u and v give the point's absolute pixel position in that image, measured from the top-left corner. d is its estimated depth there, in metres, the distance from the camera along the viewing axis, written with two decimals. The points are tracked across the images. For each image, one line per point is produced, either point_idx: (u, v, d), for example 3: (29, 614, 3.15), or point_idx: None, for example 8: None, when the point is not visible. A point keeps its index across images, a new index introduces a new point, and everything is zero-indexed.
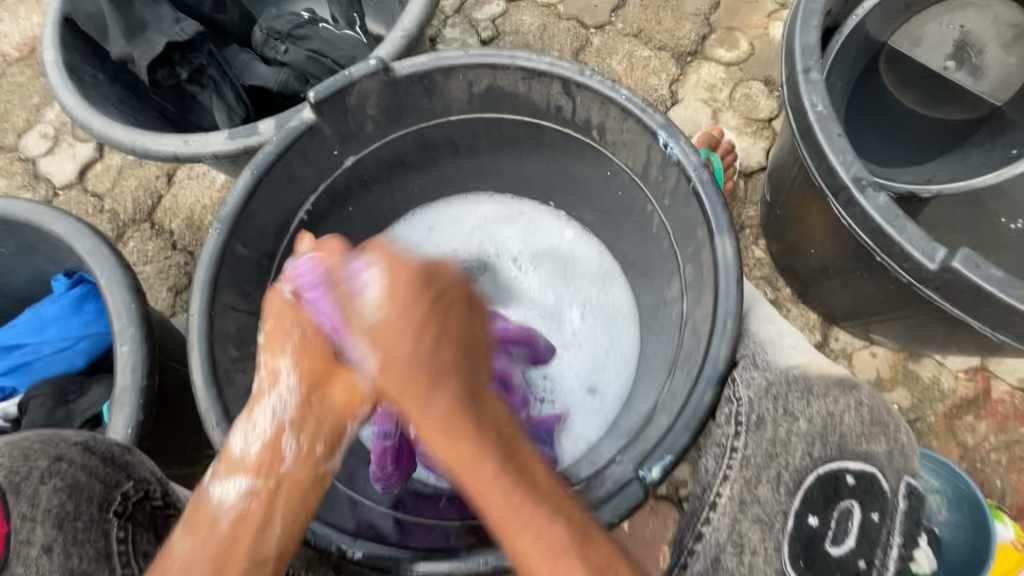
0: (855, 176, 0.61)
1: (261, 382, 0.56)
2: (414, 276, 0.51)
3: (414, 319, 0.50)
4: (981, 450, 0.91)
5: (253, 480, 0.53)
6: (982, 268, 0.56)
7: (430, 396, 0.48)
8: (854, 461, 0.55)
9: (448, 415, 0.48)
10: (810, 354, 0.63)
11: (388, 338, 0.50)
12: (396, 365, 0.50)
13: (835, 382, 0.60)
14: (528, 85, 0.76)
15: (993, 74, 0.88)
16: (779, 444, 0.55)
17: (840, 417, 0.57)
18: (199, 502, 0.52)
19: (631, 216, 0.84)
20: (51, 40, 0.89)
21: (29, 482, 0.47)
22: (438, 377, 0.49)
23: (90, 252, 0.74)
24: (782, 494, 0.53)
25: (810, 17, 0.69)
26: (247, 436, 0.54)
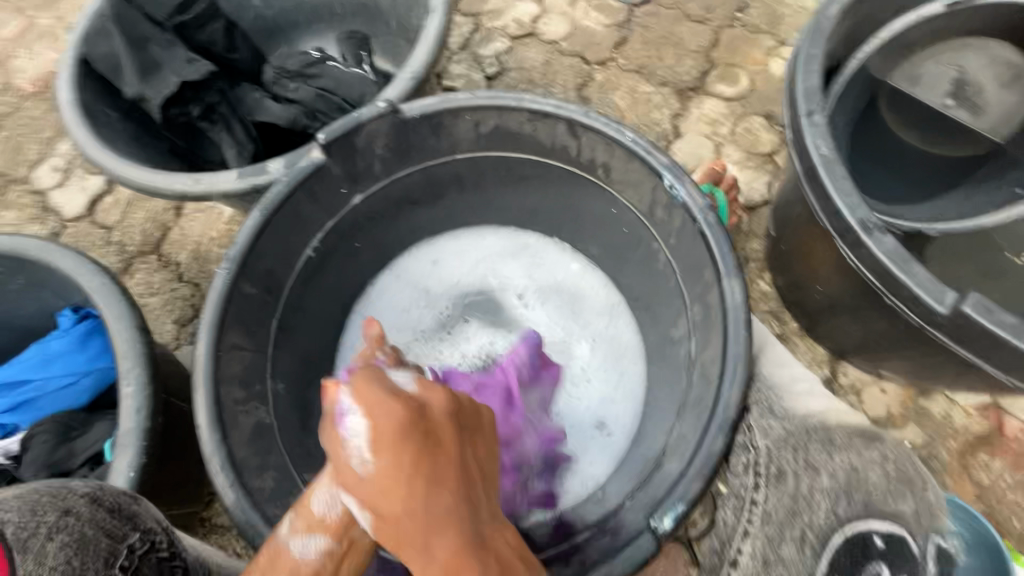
0: (861, 218, 0.62)
1: (339, 461, 0.54)
2: (401, 421, 0.45)
3: (403, 464, 0.44)
4: (996, 490, 0.89)
5: (331, 541, 0.53)
6: (995, 314, 0.55)
7: (433, 546, 0.43)
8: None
9: (452, 570, 0.42)
10: (828, 401, 0.68)
11: (382, 491, 0.45)
12: (397, 526, 0.44)
13: (862, 433, 0.64)
14: (534, 125, 0.77)
15: (992, 112, 0.87)
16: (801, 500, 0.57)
17: (867, 472, 0.70)
18: (275, 552, 0.52)
19: (636, 252, 0.84)
20: (68, 81, 0.91)
21: (36, 539, 0.38)
22: (433, 525, 0.43)
23: (99, 291, 0.74)
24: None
25: (810, 62, 0.70)
26: (330, 499, 0.53)
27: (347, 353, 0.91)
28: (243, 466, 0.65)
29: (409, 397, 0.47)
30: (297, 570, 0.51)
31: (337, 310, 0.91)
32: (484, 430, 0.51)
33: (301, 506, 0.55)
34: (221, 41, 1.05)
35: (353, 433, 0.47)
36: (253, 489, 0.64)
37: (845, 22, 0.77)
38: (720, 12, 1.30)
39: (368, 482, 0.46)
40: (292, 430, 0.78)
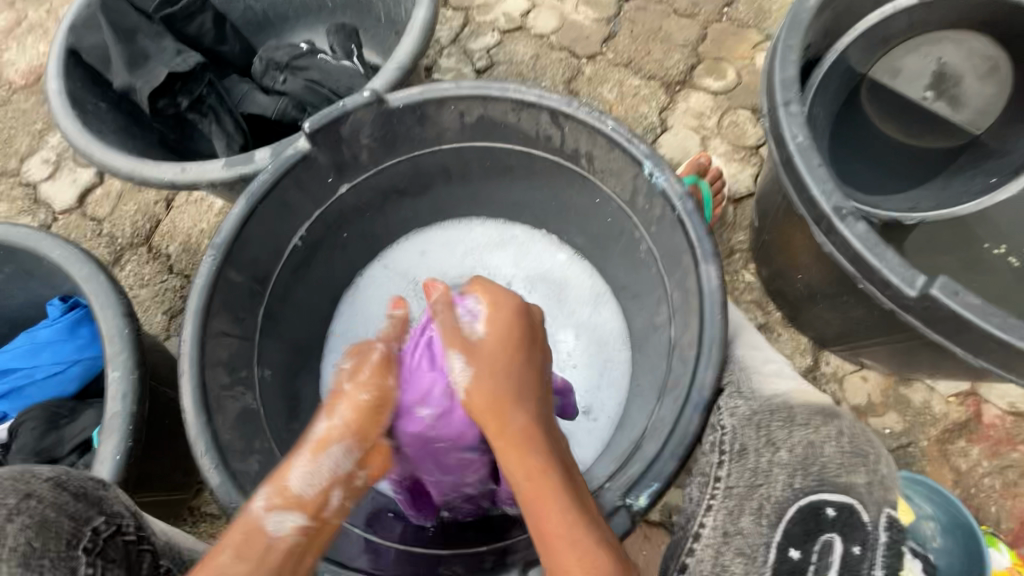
0: (835, 205, 0.63)
1: (331, 427, 0.57)
2: (515, 312, 0.62)
3: (510, 342, 0.60)
4: (974, 475, 0.90)
5: (307, 521, 0.52)
6: (961, 296, 0.56)
7: (514, 409, 0.57)
8: (834, 493, 0.52)
9: (527, 432, 0.56)
10: (794, 382, 0.62)
11: (487, 362, 0.58)
12: (489, 385, 0.57)
13: (818, 411, 0.58)
14: (518, 115, 0.78)
15: (971, 105, 0.91)
16: (761, 474, 0.54)
17: (821, 448, 0.54)
18: (250, 530, 0.50)
19: (620, 242, 0.85)
20: (55, 71, 0.92)
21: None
22: (520, 395, 0.58)
23: (86, 279, 0.75)
24: (765, 525, 0.52)
25: (788, 53, 0.72)
26: (308, 476, 0.54)
27: (335, 342, 0.92)
28: (229, 449, 0.66)
29: (523, 300, 0.65)
30: (271, 549, 0.50)
31: (325, 299, 0.91)
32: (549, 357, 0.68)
33: (275, 482, 0.53)
34: (210, 34, 1.06)
35: (476, 319, 0.62)
36: (238, 472, 0.65)
37: (823, 13, 0.79)
38: (708, 7, 1.31)
39: (477, 351, 0.59)
40: (279, 417, 0.79)
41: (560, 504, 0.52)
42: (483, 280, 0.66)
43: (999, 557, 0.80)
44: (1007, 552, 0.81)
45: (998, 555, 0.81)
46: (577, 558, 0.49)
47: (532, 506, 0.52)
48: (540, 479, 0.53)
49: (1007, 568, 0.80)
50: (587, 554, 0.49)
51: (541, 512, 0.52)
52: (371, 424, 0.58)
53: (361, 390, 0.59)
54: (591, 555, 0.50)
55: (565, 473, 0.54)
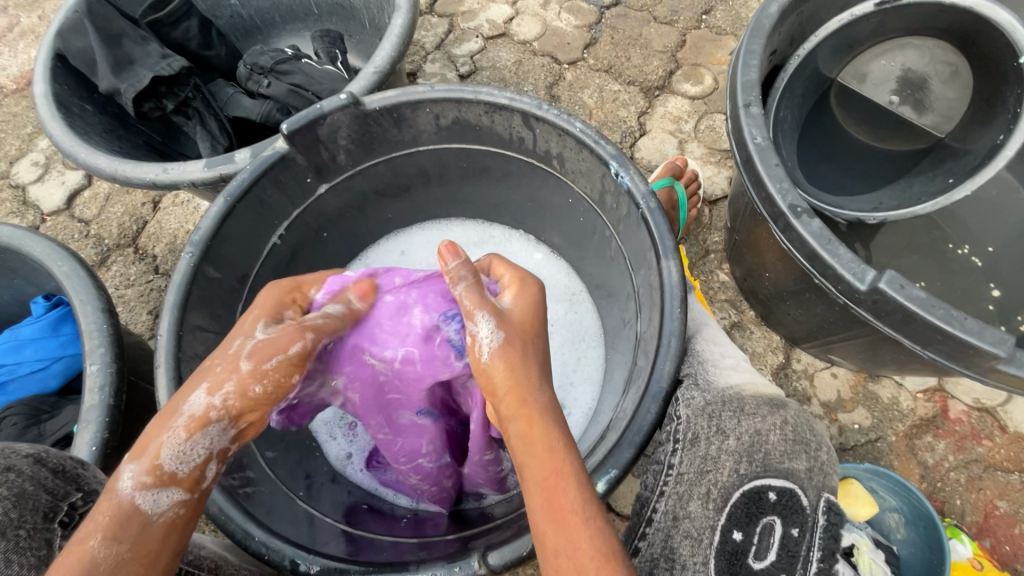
0: (791, 203, 0.65)
1: (213, 405, 0.51)
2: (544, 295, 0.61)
3: (539, 321, 0.59)
4: (940, 470, 0.92)
5: (185, 496, 0.49)
6: (907, 289, 0.58)
7: (538, 384, 0.54)
8: (776, 478, 0.55)
9: (548, 410, 0.52)
10: (748, 376, 0.64)
11: (517, 335, 0.56)
12: (517, 355, 0.54)
13: (766, 401, 0.61)
14: (491, 117, 0.80)
15: (935, 109, 0.94)
16: (710, 461, 0.57)
17: (767, 435, 0.58)
18: (122, 509, 0.46)
19: (592, 240, 0.88)
20: (42, 74, 0.94)
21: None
22: (543, 372, 0.55)
23: (67, 275, 0.76)
24: (712, 509, 0.55)
25: (750, 58, 0.74)
26: (180, 454, 0.49)
27: None
28: None
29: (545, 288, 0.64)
30: (150, 527, 0.47)
31: None
32: None
33: (147, 456, 0.48)
34: (196, 38, 1.08)
35: (506, 295, 0.60)
36: None
37: (787, 20, 0.81)
38: (687, 15, 1.34)
39: (507, 321, 0.56)
40: None
41: (578, 482, 0.49)
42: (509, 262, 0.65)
43: (960, 548, 0.82)
44: (969, 543, 0.83)
45: (959, 546, 0.83)
46: (590, 536, 0.46)
47: (547, 480, 0.49)
48: (560, 455, 0.50)
49: (969, 559, 0.82)
50: (602, 533, 0.47)
51: (555, 487, 0.48)
52: (263, 407, 0.54)
53: (255, 379, 0.53)
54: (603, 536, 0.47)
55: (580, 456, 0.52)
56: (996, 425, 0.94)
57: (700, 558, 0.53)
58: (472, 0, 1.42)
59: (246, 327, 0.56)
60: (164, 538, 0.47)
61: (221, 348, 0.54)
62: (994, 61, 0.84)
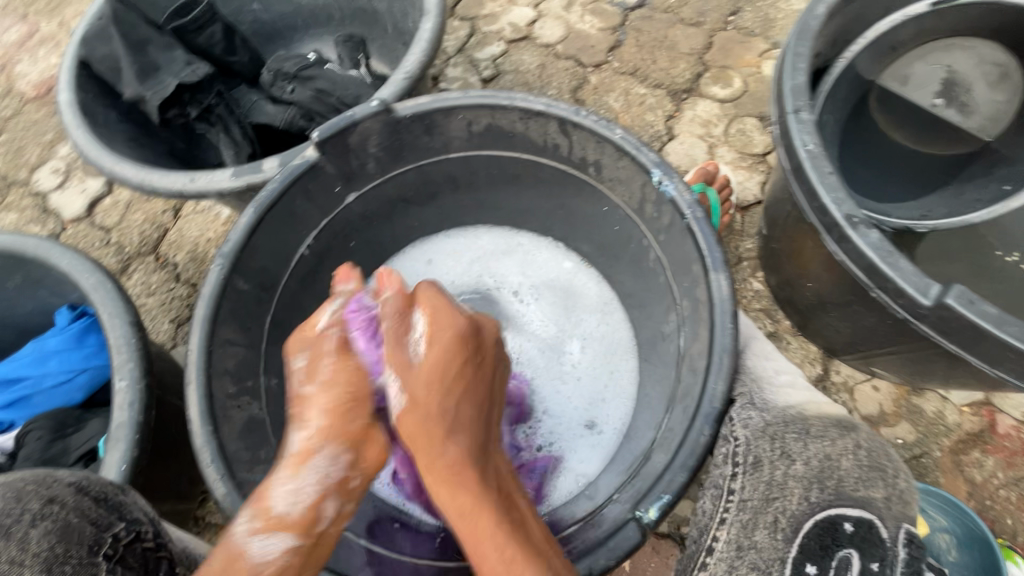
0: (847, 213, 0.62)
1: (309, 440, 0.58)
2: (454, 338, 0.58)
3: (448, 370, 0.58)
4: (989, 487, 0.89)
5: (296, 538, 0.54)
6: (977, 305, 0.56)
7: (444, 442, 0.55)
8: (852, 508, 0.50)
9: (460, 463, 0.54)
10: (809, 393, 0.62)
11: (427, 383, 0.57)
12: (423, 414, 0.56)
13: (832, 424, 0.57)
14: (525, 124, 0.78)
15: (981, 111, 0.90)
16: (776, 487, 0.52)
17: (838, 461, 0.53)
18: (233, 554, 0.52)
19: (628, 249, 0.85)
20: (67, 82, 0.93)
21: (23, 526, 0.42)
22: (452, 428, 0.56)
23: (94, 287, 0.75)
24: (780, 540, 0.50)
25: (798, 61, 0.71)
26: (290, 494, 0.55)
27: None
28: (234, 459, 0.65)
29: (472, 320, 0.61)
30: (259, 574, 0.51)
31: None
32: (505, 366, 0.66)
33: (258, 503, 0.55)
34: (219, 44, 1.07)
35: (422, 333, 0.59)
36: (243, 482, 0.64)
37: (832, 21, 0.78)
38: (714, 16, 1.31)
39: (416, 372, 0.57)
40: (283, 425, 0.78)
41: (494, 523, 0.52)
42: (432, 293, 0.62)
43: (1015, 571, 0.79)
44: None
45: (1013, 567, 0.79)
46: None
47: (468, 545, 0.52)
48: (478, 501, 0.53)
49: None
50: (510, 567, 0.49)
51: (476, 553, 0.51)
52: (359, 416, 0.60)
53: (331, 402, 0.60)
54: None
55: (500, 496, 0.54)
56: None
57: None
58: (494, 3, 1.40)
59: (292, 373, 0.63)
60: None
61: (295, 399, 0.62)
62: None
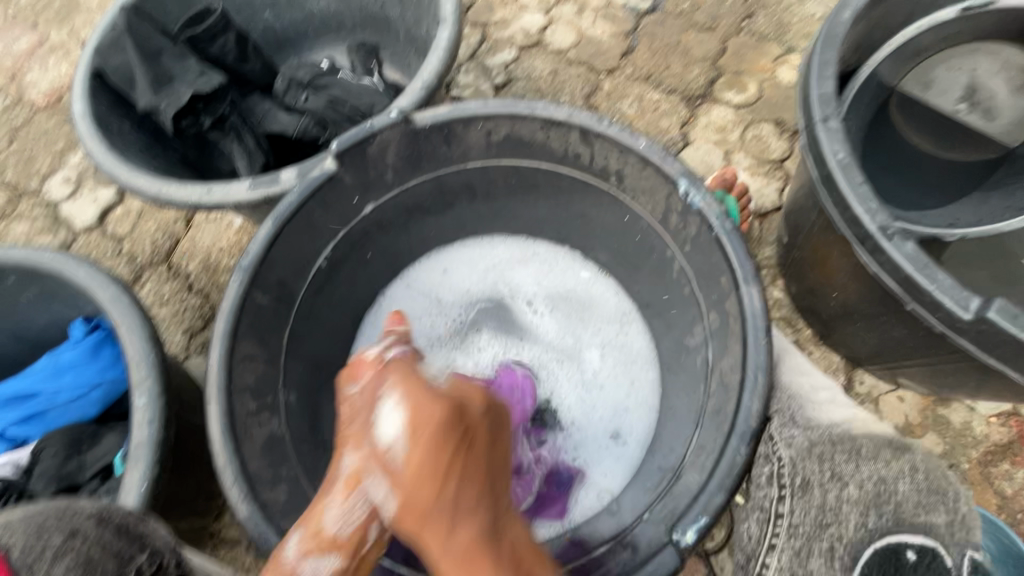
0: (881, 224, 0.61)
1: (356, 466, 0.55)
2: (439, 420, 0.52)
3: (437, 459, 0.51)
4: (1019, 500, 0.87)
5: (343, 559, 0.55)
6: (1021, 319, 0.54)
7: (449, 535, 0.50)
8: (913, 535, 0.53)
9: (466, 553, 0.49)
10: (851, 410, 0.63)
11: (416, 480, 0.52)
12: (418, 510, 0.52)
13: (885, 445, 0.59)
14: (546, 133, 0.77)
15: (1004, 116, 0.89)
16: (829, 513, 0.56)
17: (894, 484, 0.56)
18: (288, 573, 0.53)
19: (650, 259, 0.84)
20: (80, 93, 0.92)
21: (42, 563, 0.38)
22: (457, 514, 0.51)
23: (111, 301, 0.74)
24: (838, 567, 0.54)
25: (825, 68, 0.70)
26: (342, 516, 0.55)
27: None
28: (256, 478, 0.64)
29: (455, 405, 0.53)
30: None
31: (348, 321, 0.91)
32: (508, 428, 0.59)
33: (309, 524, 0.55)
34: (233, 53, 1.06)
35: (387, 426, 0.54)
36: (266, 501, 0.63)
37: (857, 26, 0.77)
38: (727, 21, 1.30)
39: (399, 471, 0.53)
40: (302, 440, 0.77)
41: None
42: (409, 382, 0.55)
43: None
44: None
45: None
46: None
47: None
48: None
49: None
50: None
51: None
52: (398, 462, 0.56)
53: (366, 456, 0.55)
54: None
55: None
56: None
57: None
58: (505, 9, 1.40)
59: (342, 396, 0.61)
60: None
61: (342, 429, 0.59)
62: None
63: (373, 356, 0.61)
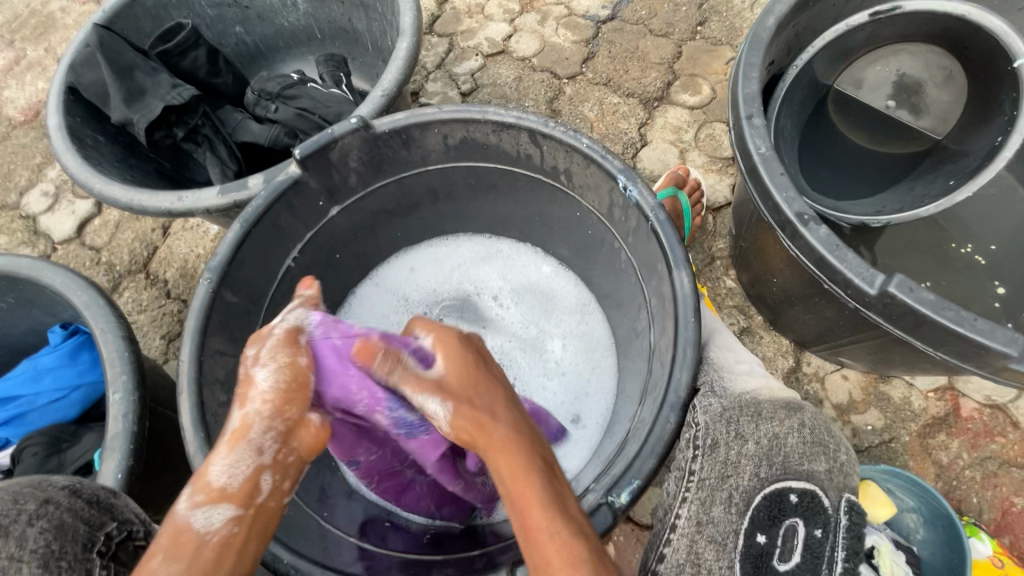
0: (797, 211, 0.67)
1: (249, 415, 0.54)
2: (471, 340, 0.60)
3: (476, 360, 0.58)
4: (955, 468, 0.92)
5: (236, 508, 0.51)
6: (916, 292, 0.60)
7: (497, 416, 0.54)
8: (795, 480, 0.58)
9: (511, 438, 0.53)
10: (763, 379, 0.67)
11: (457, 391, 0.55)
12: (463, 407, 0.54)
13: (782, 406, 0.64)
14: (498, 136, 0.82)
15: (932, 112, 0.96)
16: (730, 466, 0.59)
17: (785, 439, 0.61)
18: (178, 529, 0.49)
19: (601, 252, 0.89)
20: (55, 108, 0.96)
21: (20, 525, 0.48)
22: (500, 407, 0.55)
23: (86, 304, 0.78)
24: (734, 513, 0.57)
25: (750, 70, 0.76)
26: (229, 466, 0.52)
27: None
28: None
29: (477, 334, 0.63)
30: (204, 544, 0.49)
31: None
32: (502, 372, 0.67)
33: (198, 482, 0.52)
34: (204, 67, 1.11)
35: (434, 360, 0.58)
36: None
37: (784, 31, 0.84)
38: (682, 27, 1.37)
39: (445, 375, 0.56)
40: None
41: (544, 509, 0.49)
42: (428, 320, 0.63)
43: (980, 547, 0.83)
44: (988, 541, 0.83)
45: (978, 544, 0.83)
46: (560, 550, 0.47)
47: (520, 509, 0.49)
48: (522, 476, 0.50)
49: (988, 557, 0.82)
50: (568, 549, 0.47)
51: (527, 509, 0.49)
52: (295, 400, 0.56)
53: (263, 418, 0.54)
54: (571, 558, 0.46)
55: (552, 475, 0.52)
56: (1009, 421, 0.94)
57: (725, 562, 0.56)
58: (471, 19, 1.45)
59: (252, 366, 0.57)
60: (218, 554, 0.49)
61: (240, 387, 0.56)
62: (990, 63, 0.86)
63: (270, 333, 0.60)
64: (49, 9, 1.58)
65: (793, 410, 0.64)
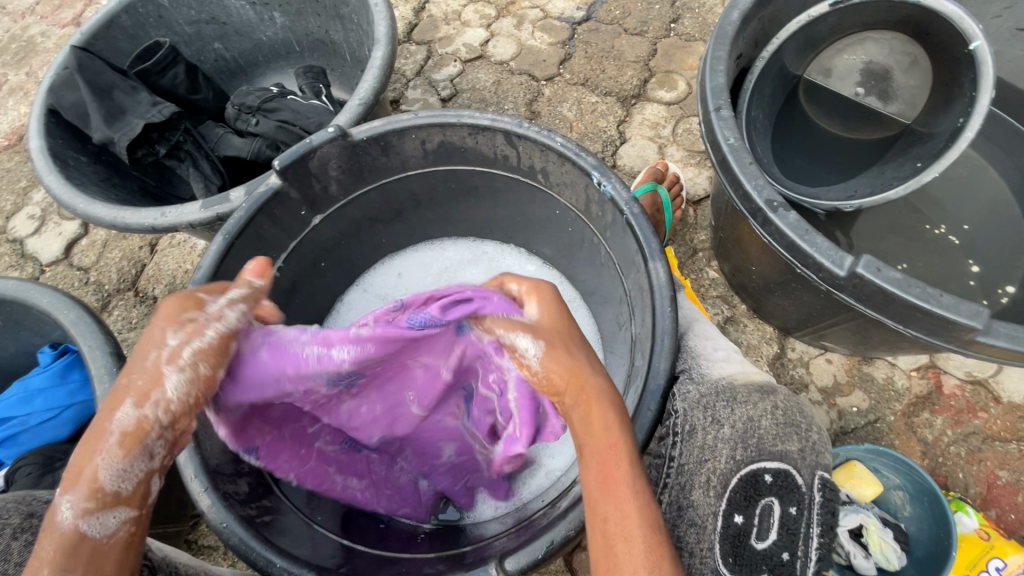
0: (767, 199, 0.69)
1: (148, 418, 0.49)
2: (559, 298, 0.57)
3: (565, 318, 0.55)
4: (940, 445, 0.94)
5: (131, 512, 0.49)
6: (884, 272, 0.62)
7: (593, 368, 0.52)
8: (769, 461, 0.59)
9: (603, 395, 0.51)
10: (740, 365, 0.68)
11: (552, 337, 0.52)
12: (559, 352, 0.51)
13: (756, 389, 0.65)
14: (474, 139, 0.83)
15: (900, 98, 0.96)
16: (707, 450, 0.62)
17: (759, 421, 0.62)
18: (64, 537, 0.46)
19: (583, 249, 0.90)
20: (36, 130, 0.97)
21: (5, 539, 0.51)
22: (590, 361, 0.53)
23: (74, 322, 0.78)
24: (713, 496, 0.60)
25: (717, 64, 0.78)
26: (122, 471, 0.49)
27: None
28: (217, 472, 0.65)
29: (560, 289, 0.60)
30: (102, 549, 0.47)
31: None
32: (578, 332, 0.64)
33: (83, 483, 0.48)
34: (183, 84, 1.12)
35: (526, 306, 0.57)
36: (228, 494, 0.64)
37: (748, 26, 0.86)
38: (656, 25, 1.39)
39: (538, 326, 0.54)
40: None
41: (629, 467, 0.48)
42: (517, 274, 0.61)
43: (965, 521, 0.84)
44: (974, 514, 0.84)
45: (964, 518, 0.85)
46: (638, 510, 0.46)
47: (598, 463, 0.48)
48: (614, 434, 0.49)
49: (975, 530, 0.84)
50: (646, 510, 0.46)
51: (608, 463, 0.48)
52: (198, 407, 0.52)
53: (160, 421, 0.50)
54: (649, 522, 0.46)
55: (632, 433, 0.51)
56: (991, 396, 0.96)
57: (706, 544, 0.59)
58: (448, 26, 1.47)
59: (155, 338, 0.50)
60: (120, 555, 0.48)
61: (134, 361, 0.50)
62: (947, 49, 0.85)
63: (206, 326, 0.51)
64: (29, 34, 1.59)
65: (767, 393, 0.66)
